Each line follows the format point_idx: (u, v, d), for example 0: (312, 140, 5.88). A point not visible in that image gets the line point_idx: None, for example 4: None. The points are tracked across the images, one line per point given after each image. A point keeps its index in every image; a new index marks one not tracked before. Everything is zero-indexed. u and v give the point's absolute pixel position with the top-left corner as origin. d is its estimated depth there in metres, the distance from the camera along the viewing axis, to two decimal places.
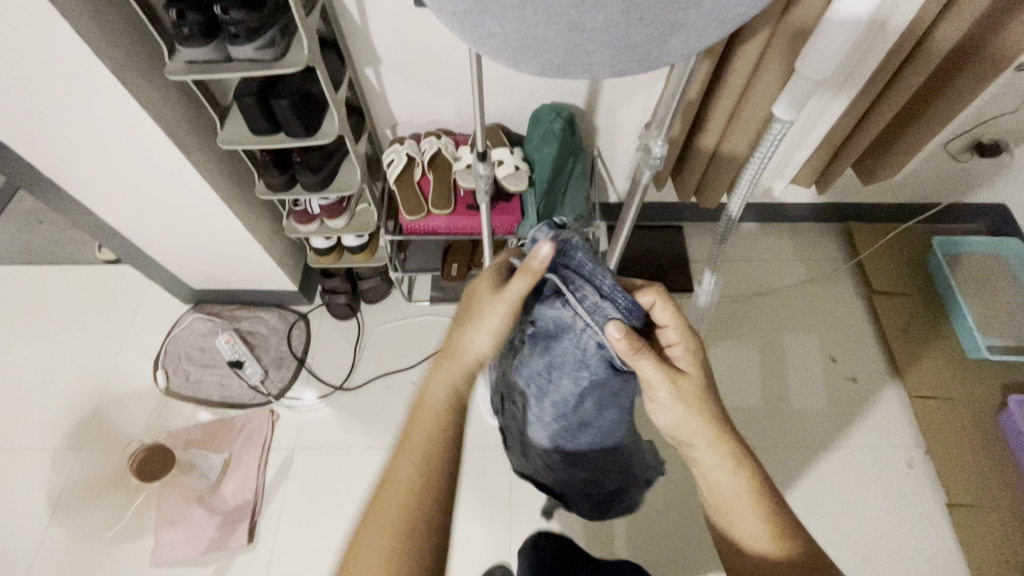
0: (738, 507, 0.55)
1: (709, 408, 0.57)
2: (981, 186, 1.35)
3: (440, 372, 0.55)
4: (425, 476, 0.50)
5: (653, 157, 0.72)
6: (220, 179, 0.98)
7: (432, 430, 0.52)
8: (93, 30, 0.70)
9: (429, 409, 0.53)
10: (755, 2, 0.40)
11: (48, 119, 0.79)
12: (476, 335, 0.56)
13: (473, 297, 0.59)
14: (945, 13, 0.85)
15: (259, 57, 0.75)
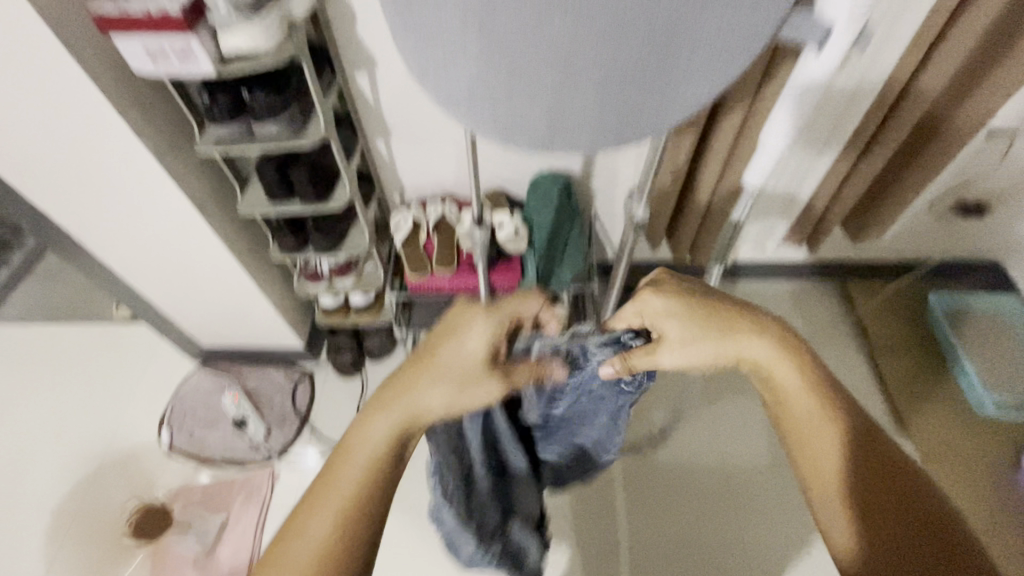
0: (814, 432, 0.55)
1: (723, 333, 0.59)
2: (970, 245, 1.38)
3: (379, 425, 0.52)
4: (355, 505, 0.49)
5: (636, 221, 0.77)
6: (236, 241, 1.04)
7: (359, 478, 0.50)
8: (133, 111, 0.78)
9: (360, 458, 0.50)
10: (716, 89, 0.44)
11: (85, 187, 0.86)
12: (432, 389, 0.54)
13: (449, 346, 0.56)
14: (928, 59, 0.90)
15: (281, 133, 0.83)
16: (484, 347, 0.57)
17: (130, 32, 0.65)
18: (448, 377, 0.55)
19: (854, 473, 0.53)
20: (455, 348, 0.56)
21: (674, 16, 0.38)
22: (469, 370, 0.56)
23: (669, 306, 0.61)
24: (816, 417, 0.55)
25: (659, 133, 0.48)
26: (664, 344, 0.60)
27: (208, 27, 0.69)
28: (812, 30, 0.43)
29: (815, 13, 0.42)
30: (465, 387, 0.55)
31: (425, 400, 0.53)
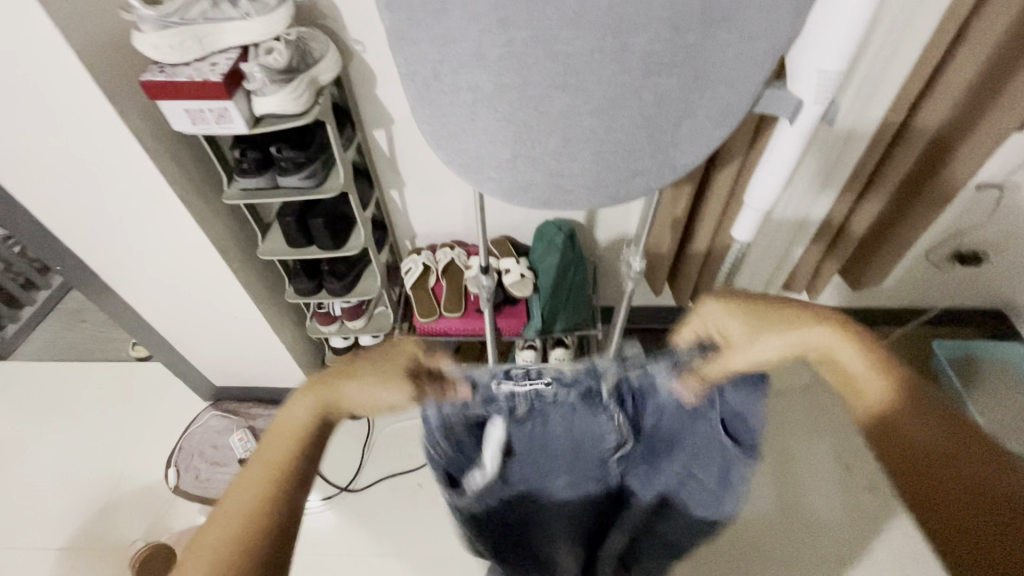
0: (905, 417, 0.42)
1: (780, 315, 0.48)
2: (970, 293, 1.40)
3: (295, 415, 0.46)
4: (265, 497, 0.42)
5: (635, 270, 0.81)
6: (254, 285, 1.09)
7: (272, 475, 0.43)
8: (169, 163, 0.84)
9: (275, 452, 0.44)
10: (702, 155, 0.49)
11: (118, 233, 0.92)
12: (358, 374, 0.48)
13: (377, 349, 0.49)
14: (927, 93, 0.89)
15: (302, 185, 0.89)
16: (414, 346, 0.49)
17: (174, 97, 0.73)
18: (372, 375, 0.47)
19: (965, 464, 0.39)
20: (387, 346, 0.49)
21: (664, 93, 0.43)
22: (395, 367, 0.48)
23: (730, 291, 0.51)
24: (895, 402, 0.43)
25: (651, 192, 0.52)
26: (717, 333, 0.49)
27: (244, 92, 0.76)
28: (780, 104, 0.49)
29: (783, 89, 0.48)
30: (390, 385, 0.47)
31: (341, 399, 0.47)
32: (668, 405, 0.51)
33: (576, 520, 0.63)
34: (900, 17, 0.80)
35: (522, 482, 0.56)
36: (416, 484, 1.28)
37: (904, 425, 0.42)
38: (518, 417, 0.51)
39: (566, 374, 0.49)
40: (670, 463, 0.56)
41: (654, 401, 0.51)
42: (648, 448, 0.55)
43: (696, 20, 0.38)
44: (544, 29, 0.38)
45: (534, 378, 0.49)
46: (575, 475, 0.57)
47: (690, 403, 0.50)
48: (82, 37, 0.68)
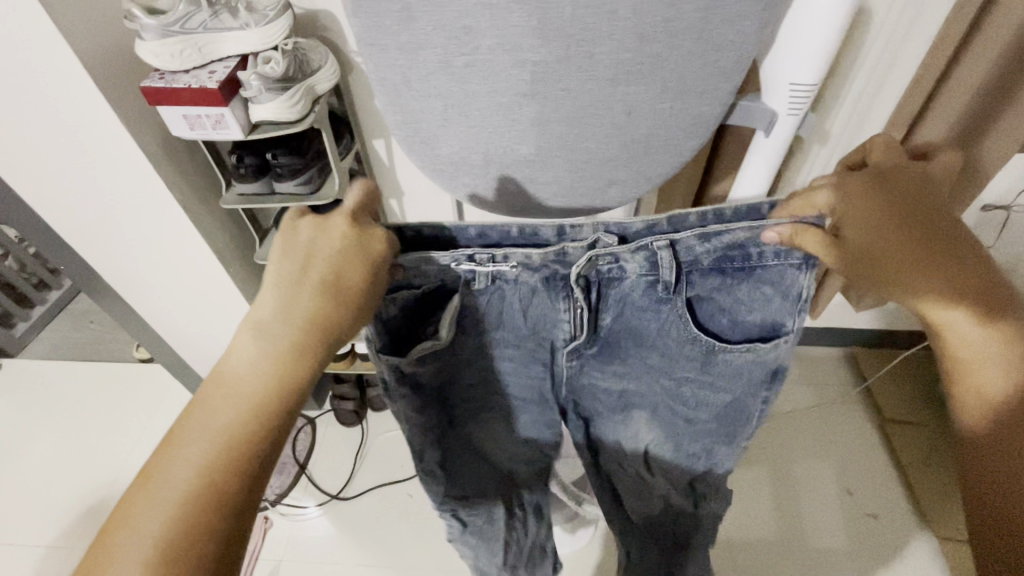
0: (994, 366, 0.46)
1: (922, 227, 0.47)
2: None
3: (256, 355, 0.44)
4: (230, 449, 0.41)
5: None
6: (251, 289, 1.11)
7: (234, 427, 0.42)
8: (171, 169, 0.87)
9: (233, 399, 0.43)
10: (675, 163, 0.49)
11: (118, 235, 0.94)
12: (323, 295, 0.45)
13: (338, 252, 0.47)
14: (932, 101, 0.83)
15: (298, 191, 0.90)
16: (373, 251, 0.48)
17: (173, 103, 0.75)
18: (323, 272, 0.46)
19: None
20: (352, 254, 0.47)
21: (633, 103, 0.43)
22: (365, 287, 0.47)
23: (876, 187, 0.48)
24: (997, 351, 0.46)
25: (626, 201, 0.52)
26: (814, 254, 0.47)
27: (241, 99, 0.78)
28: (757, 116, 0.48)
29: (758, 102, 0.48)
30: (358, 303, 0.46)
31: (302, 337, 0.44)
32: (633, 293, 0.53)
33: (525, 404, 0.65)
34: (893, 35, 0.79)
35: (469, 350, 0.58)
36: (406, 495, 1.27)
37: (1001, 369, 0.46)
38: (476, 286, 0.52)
39: (533, 259, 0.51)
40: (629, 351, 0.59)
41: (622, 289, 0.53)
42: (601, 337, 0.57)
43: (660, 31, 0.39)
44: (510, 37, 0.39)
45: (499, 260, 0.50)
46: (523, 358, 0.59)
47: (660, 293, 0.52)
48: (88, 45, 0.71)
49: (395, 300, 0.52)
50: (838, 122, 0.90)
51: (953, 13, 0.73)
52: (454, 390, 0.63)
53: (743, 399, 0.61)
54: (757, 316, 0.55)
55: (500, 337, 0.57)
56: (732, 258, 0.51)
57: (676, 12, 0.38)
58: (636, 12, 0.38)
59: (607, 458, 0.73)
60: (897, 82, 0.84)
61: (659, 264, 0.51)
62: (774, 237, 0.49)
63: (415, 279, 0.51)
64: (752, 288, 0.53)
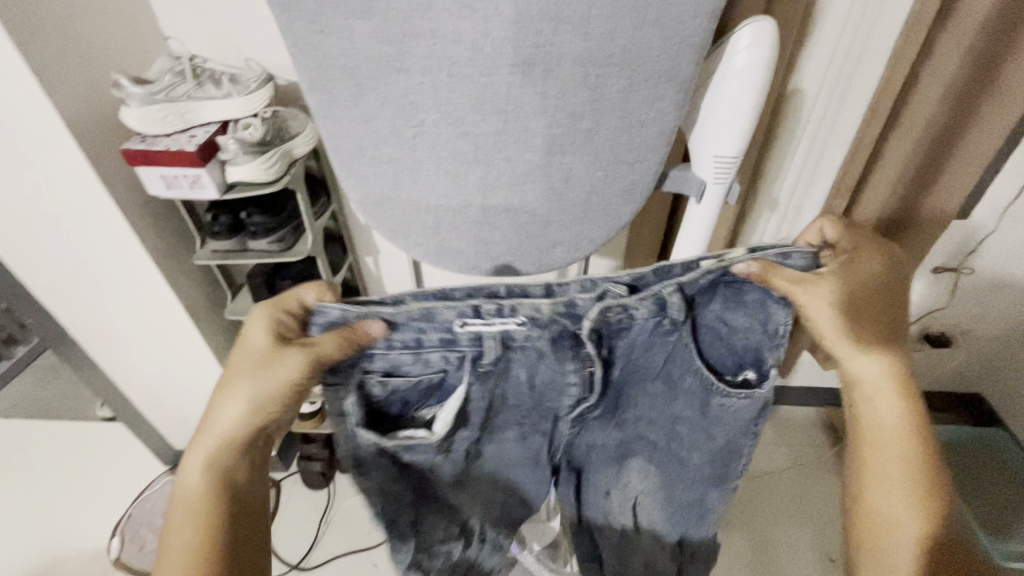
0: (890, 434, 0.58)
1: (879, 308, 0.56)
2: (945, 375, 1.38)
3: (197, 472, 0.55)
4: (207, 544, 0.54)
5: None
6: (223, 345, 1.09)
7: (200, 528, 0.54)
8: (147, 227, 0.89)
9: (189, 511, 0.55)
10: (614, 227, 0.52)
11: (89, 290, 0.94)
12: (228, 401, 0.54)
13: (223, 376, 0.55)
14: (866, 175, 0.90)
15: (271, 249, 0.93)
16: (262, 345, 0.53)
17: (152, 164, 0.79)
18: (239, 379, 0.53)
19: (909, 495, 0.56)
20: (243, 359, 0.54)
21: (570, 172, 0.47)
22: (263, 376, 0.52)
23: (866, 260, 0.57)
24: (896, 420, 0.58)
25: (573, 261, 0.55)
26: (811, 316, 0.54)
27: (218, 163, 0.82)
28: (687, 185, 0.53)
29: (688, 172, 0.52)
30: (274, 389, 0.53)
31: (227, 441, 0.55)
32: (643, 336, 0.55)
33: (519, 473, 0.63)
34: (826, 115, 0.86)
35: (466, 431, 0.57)
36: (370, 564, 1.21)
37: (894, 439, 0.57)
38: (479, 358, 0.53)
39: (542, 313, 0.52)
40: (635, 393, 0.60)
41: (629, 335, 0.55)
42: (609, 390, 0.58)
43: (588, 109, 0.43)
44: (452, 113, 0.43)
45: (505, 316, 0.52)
46: (522, 417, 0.58)
47: (667, 327, 0.54)
48: (73, 111, 0.75)
49: (380, 379, 0.54)
50: (785, 191, 0.96)
51: (875, 97, 0.81)
52: (444, 467, 0.59)
53: (734, 440, 0.61)
54: (751, 344, 0.57)
55: (502, 395, 0.56)
56: (718, 301, 0.56)
57: (599, 94, 0.42)
58: (564, 93, 0.42)
59: (592, 516, 0.69)
60: (834, 156, 0.91)
61: (669, 306, 0.53)
62: (745, 272, 0.52)
63: (392, 365, 0.53)
64: (749, 315, 0.56)
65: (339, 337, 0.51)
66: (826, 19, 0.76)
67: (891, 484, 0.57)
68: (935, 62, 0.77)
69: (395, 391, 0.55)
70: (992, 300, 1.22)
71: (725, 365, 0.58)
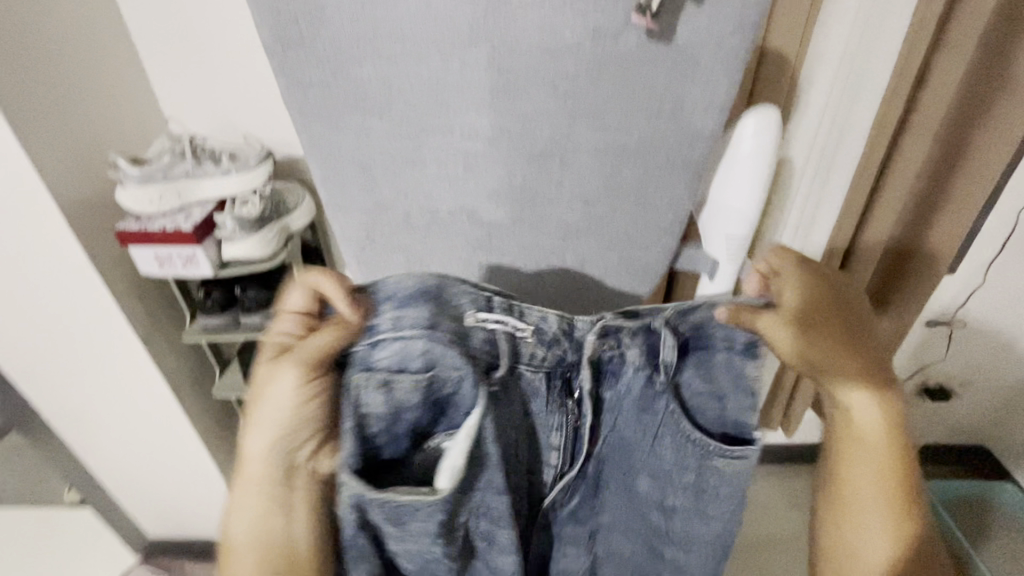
0: (871, 474, 0.51)
1: (846, 339, 0.50)
2: (948, 428, 1.37)
3: (242, 526, 0.50)
4: None
5: None
6: (207, 423, 1.03)
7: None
8: (136, 305, 0.86)
9: (239, 568, 0.50)
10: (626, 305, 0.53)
11: (67, 370, 0.89)
12: (253, 439, 0.49)
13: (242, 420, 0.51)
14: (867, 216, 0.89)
15: (264, 322, 0.90)
16: (265, 370, 0.49)
17: (146, 244, 0.77)
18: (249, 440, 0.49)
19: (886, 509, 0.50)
20: (253, 392, 0.50)
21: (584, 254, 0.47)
22: (267, 399, 0.48)
23: (788, 291, 0.51)
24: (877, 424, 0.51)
25: None
26: (776, 345, 0.50)
27: (214, 240, 0.81)
28: (698, 263, 0.53)
29: (699, 251, 0.53)
30: (283, 414, 0.48)
31: (263, 488, 0.49)
32: (633, 392, 0.50)
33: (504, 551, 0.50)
34: (816, 179, 0.89)
35: (490, 476, 0.47)
36: None
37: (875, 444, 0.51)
38: (493, 365, 0.46)
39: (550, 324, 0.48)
40: (609, 475, 0.54)
41: (617, 389, 0.50)
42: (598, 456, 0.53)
43: (601, 195, 0.44)
44: (465, 203, 0.44)
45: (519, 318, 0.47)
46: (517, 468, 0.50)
47: (658, 384, 0.49)
48: (67, 193, 0.74)
49: (381, 386, 0.43)
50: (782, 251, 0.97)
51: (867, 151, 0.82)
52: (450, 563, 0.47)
53: (727, 521, 0.54)
54: (730, 412, 0.51)
55: (507, 433, 0.48)
56: (705, 348, 0.50)
57: (614, 178, 0.42)
58: (578, 181, 0.43)
59: None
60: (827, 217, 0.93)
61: (659, 353, 0.48)
62: (723, 315, 0.48)
63: (402, 360, 0.43)
64: (732, 378, 0.50)
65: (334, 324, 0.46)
66: (807, 93, 0.81)
67: (869, 496, 0.51)
68: (931, 93, 0.76)
69: (393, 420, 0.45)
70: (987, 351, 1.22)
71: (716, 427, 0.51)
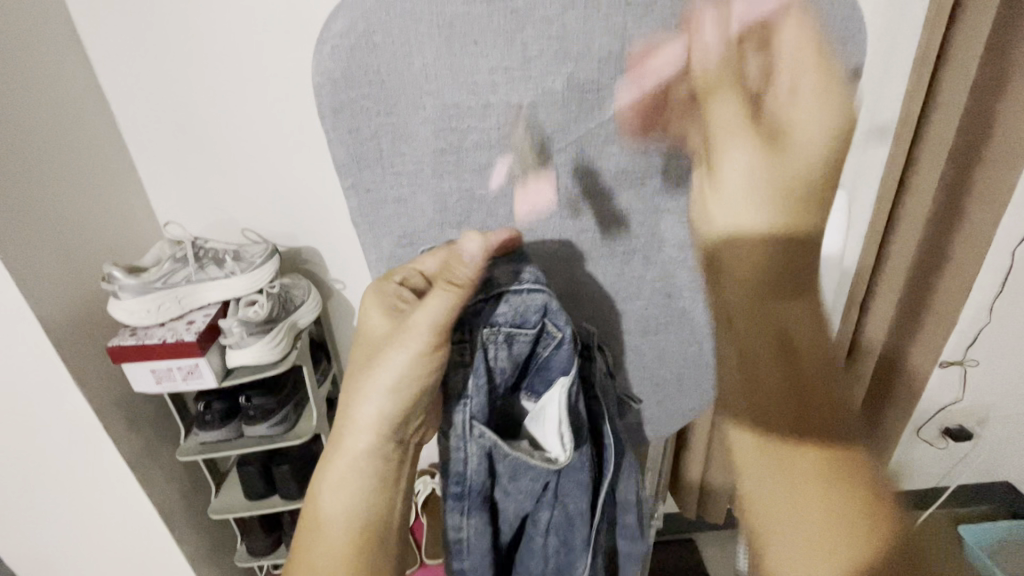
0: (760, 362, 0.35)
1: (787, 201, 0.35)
2: (975, 468, 1.33)
3: (333, 500, 0.45)
4: None
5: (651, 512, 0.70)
6: (201, 548, 0.90)
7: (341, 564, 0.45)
8: (126, 425, 0.76)
9: (325, 543, 0.46)
10: (698, 384, 0.51)
11: (40, 504, 0.77)
12: (362, 411, 0.43)
13: (345, 380, 0.45)
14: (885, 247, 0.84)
15: (271, 432, 0.81)
16: (382, 326, 0.42)
17: (142, 360, 0.70)
18: (352, 415, 0.44)
19: (840, 528, 0.30)
20: (366, 350, 0.44)
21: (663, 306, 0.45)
22: (384, 365, 0.42)
23: (724, 118, 0.35)
24: (755, 370, 0.35)
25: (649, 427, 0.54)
26: (718, 171, 0.37)
27: (218, 346, 0.74)
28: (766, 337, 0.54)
29: None
30: (398, 387, 0.42)
31: (367, 468, 0.45)
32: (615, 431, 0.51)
33: (559, 520, 0.50)
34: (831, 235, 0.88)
35: (586, 452, 0.47)
36: None
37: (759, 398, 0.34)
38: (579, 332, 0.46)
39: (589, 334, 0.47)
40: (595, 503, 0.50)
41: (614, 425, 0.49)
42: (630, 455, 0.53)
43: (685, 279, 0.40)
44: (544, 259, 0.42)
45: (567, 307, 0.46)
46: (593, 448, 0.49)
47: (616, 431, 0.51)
48: (52, 309, 0.67)
49: (503, 342, 0.43)
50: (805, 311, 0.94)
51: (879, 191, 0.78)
52: (542, 512, 0.49)
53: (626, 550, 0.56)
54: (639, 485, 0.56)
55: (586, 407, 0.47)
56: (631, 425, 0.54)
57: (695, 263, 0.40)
58: None
59: None
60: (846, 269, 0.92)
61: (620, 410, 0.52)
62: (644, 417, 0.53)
63: (522, 318, 0.42)
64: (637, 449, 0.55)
65: (448, 277, 0.40)
66: None
67: (802, 507, 0.31)
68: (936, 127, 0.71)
69: (500, 377, 0.45)
70: (999, 387, 1.22)
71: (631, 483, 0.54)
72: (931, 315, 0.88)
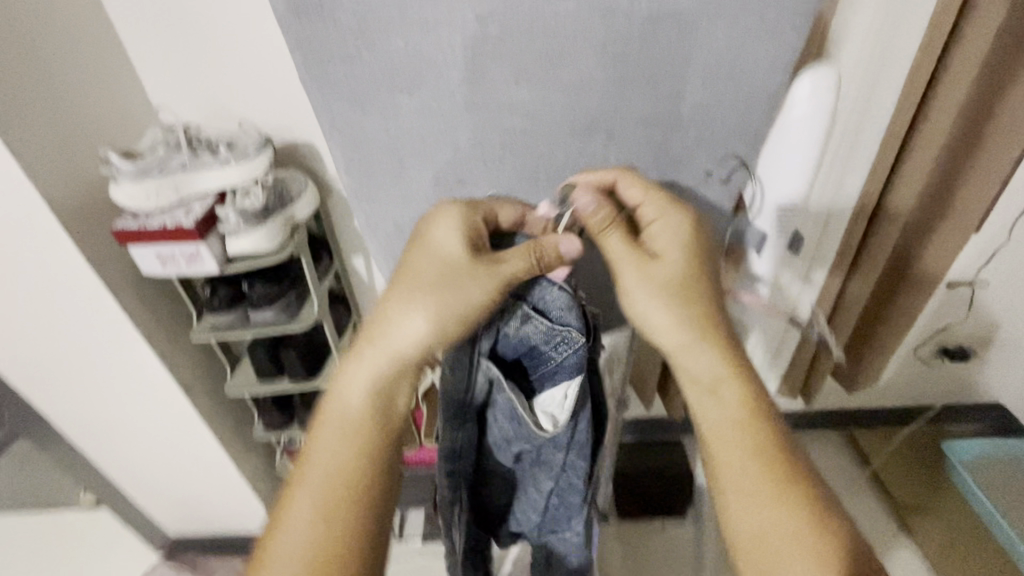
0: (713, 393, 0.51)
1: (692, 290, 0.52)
2: (968, 387, 1.35)
3: (365, 384, 0.50)
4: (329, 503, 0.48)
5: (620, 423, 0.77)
6: (221, 418, 1.00)
7: (354, 437, 0.50)
8: (138, 303, 0.82)
9: (344, 417, 0.50)
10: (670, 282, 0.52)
11: (71, 370, 0.85)
12: (410, 311, 0.49)
13: (393, 282, 0.51)
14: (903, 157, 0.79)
15: (276, 318, 0.86)
16: (439, 244, 0.50)
17: (147, 243, 0.74)
18: (401, 309, 0.50)
19: (787, 524, 0.46)
20: (420, 260, 0.51)
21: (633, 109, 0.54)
22: (447, 287, 0.49)
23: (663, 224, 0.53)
24: (709, 403, 0.51)
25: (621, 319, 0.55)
26: (634, 305, 0.53)
27: (218, 235, 0.77)
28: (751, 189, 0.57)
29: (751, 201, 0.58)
30: (446, 294, 0.49)
31: (402, 359, 0.50)
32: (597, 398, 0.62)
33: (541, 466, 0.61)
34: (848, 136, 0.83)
35: (581, 419, 0.59)
36: None
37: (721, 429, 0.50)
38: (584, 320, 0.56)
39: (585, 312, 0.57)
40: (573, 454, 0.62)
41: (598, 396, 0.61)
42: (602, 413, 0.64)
43: None
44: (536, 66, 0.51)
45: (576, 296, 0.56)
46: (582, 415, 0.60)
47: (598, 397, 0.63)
48: (55, 188, 0.69)
49: (522, 319, 0.54)
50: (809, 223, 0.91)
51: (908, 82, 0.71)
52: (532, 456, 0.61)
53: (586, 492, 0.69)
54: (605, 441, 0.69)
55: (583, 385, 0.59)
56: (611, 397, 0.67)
57: None
58: None
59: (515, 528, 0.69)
60: None
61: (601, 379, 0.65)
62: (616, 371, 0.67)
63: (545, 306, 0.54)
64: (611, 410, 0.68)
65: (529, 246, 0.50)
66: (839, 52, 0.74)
67: (764, 510, 0.47)
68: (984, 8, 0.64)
69: (514, 349, 0.55)
70: (1007, 309, 1.20)
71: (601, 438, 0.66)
72: (940, 233, 0.85)
